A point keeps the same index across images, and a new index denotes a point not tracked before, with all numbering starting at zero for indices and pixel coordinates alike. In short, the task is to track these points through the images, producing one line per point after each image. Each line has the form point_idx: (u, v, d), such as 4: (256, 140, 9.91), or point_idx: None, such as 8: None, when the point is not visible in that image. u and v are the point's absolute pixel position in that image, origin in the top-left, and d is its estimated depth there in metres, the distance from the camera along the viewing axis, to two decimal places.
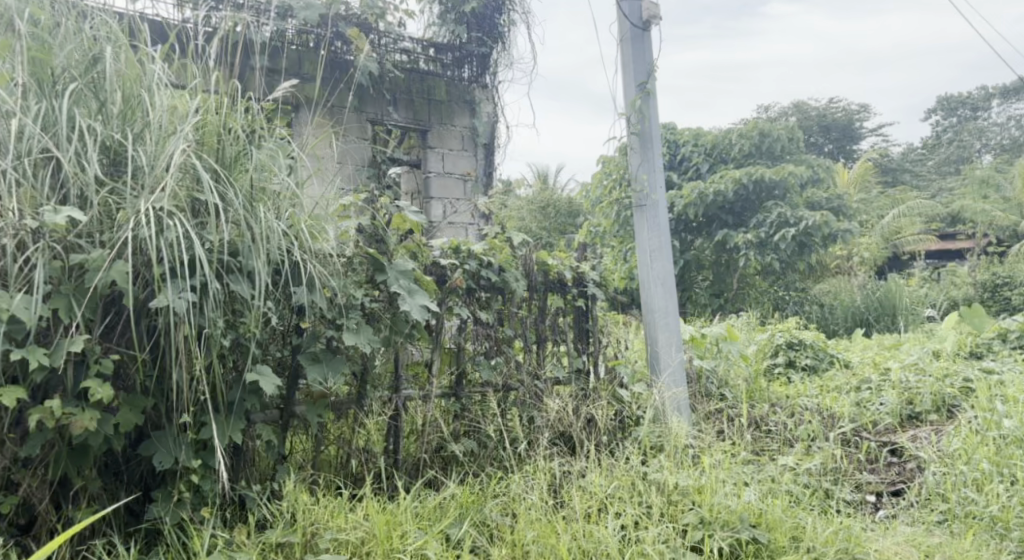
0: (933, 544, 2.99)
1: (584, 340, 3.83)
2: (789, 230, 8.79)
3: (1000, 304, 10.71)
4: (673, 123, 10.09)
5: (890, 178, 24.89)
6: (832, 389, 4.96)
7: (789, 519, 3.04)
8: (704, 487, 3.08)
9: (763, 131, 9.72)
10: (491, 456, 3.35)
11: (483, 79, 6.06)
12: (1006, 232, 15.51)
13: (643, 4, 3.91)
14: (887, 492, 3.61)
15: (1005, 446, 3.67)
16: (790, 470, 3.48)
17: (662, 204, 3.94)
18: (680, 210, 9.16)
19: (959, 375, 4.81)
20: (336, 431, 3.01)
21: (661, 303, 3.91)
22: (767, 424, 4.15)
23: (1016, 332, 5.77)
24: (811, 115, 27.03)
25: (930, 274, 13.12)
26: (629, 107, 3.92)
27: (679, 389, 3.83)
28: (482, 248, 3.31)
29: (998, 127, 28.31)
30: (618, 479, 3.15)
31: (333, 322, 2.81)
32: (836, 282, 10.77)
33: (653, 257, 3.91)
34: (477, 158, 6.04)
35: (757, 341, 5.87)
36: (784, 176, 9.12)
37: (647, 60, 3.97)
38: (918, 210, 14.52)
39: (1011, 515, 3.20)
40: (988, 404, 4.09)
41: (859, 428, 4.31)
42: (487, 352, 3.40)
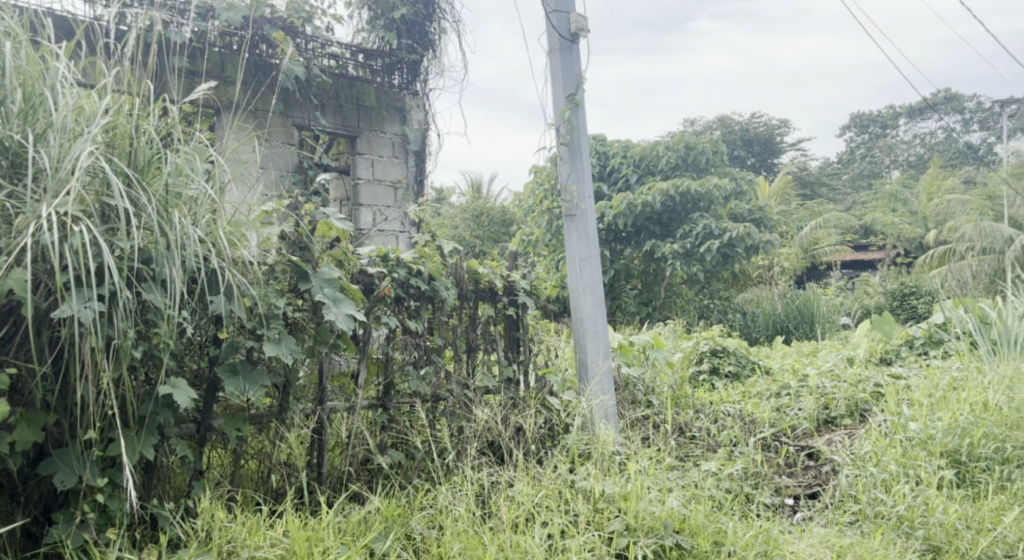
0: (845, 544, 3.10)
1: (514, 349, 3.82)
2: (714, 241, 9.02)
3: (908, 313, 11.28)
4: (603, 134, 10.24)
5: (810, 191, 25.88)
6: (753, 395, 5.09)
7: (711, 523, 3.11)
8: (629, 493, 3.12)
9: (689, 145, 10.00)
10: (418, 468, 3.31)
11: (414, 87, 6.03)
12: (913, 244, 16.37)
13: (571, 16, 3.96)
14: (804, 495, 3.73)
15: (912, 447, 3.83)
16: (713, 475, 3.55)
17: (591, 215, 3.97)
18: (610, 221, 9.30)
19: (870, 380, 5.01)
20: (256, 445, 2.93)
21: (590, 312, 3.93)
22: (692, 430, 4.23)
23: (922, 338, 6.06)
24: (734, 129, 27.93)
25: (845, 282, 13.67)
26: (558, 118, 3.95)
27: (607, 397, 3.87)
28: (411, 256, 3.28)
29: (906, 144, 29.82)
30: (544, 488, 3.16)
31: (253, 333, 2.73)
32: (757, 291, 11.10)
33: (582, 266, 3.93)
34: (408, 165, 5.95)
35: (683, 349, 5.99)
36: (708, 188, 9.38)
37: (576, 72, 4.01)
38: (834, 221, 15.17)
39: (916, 514, 3.34)
40: (896, 408, 4.27)
41: (779, 432, 4.44)
42: (416, 361, 3.34)
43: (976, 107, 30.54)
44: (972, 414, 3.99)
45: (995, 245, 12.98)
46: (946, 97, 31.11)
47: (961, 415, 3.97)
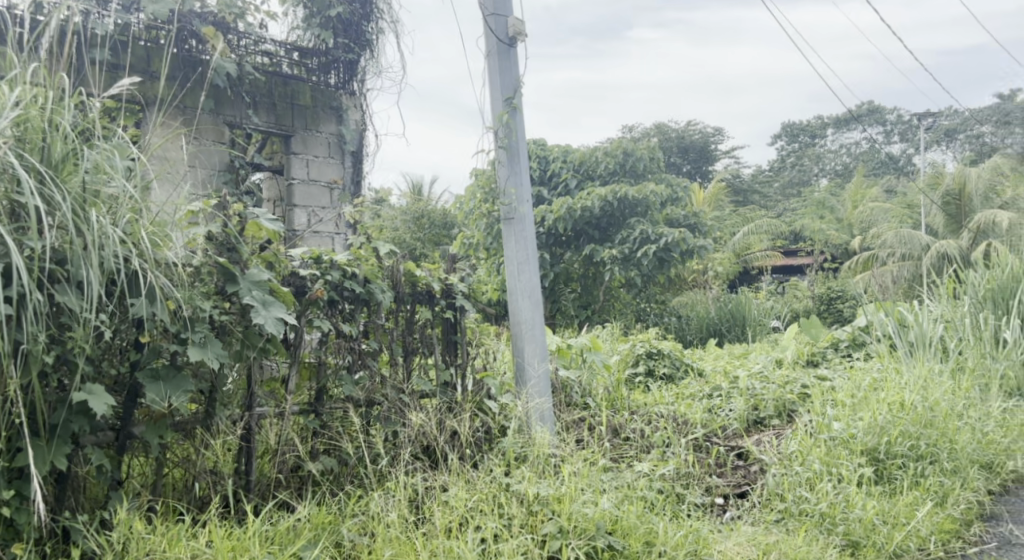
0: (772, 541, 3.18)
1: (452, 353, 3.78)
2: (651, 246, 9.17)
3: (834, 316, 11.70)
4: (543, 139, 10.29)
5: (743, 197, 26.53)
6: (687, 396, 5.18)
7: (643, 524, 3.15)
8: (563, 496, 3.13)
9: (627, 151, 10.14)
10: (351, 474, 3.26)
11: (350, 86, 5.94)
12: (838, 250, 16.99)
13: (509, 20, 3.96)
14: (733, 495, 3.80)
15: (836, 447, 3.94)
16: (646, 476, 3.59)
17: (529, 218, 3.97)
18: (550, 224, 9.35)
19: (797, 382, 5.17)
20: (180, 453, 2.83)
21: (528, 315, 3.93)
22: (626, 431, 4.28)
23: (846, 341, 6.28)
24: (671, 136, 28.46)
25: (776, 287, 14.06)
26: (497, 121, 3.94)
27: (544, 399, 3.87)
28: (345, 258, 3.22)
29: (833, 153, 30.89)
30: (478, 492, 3.15)
31: (178, 337, 2.64)
32: (692, 295, 11.33)
33: (520, 269, 3.93)
34: (344, 166, 5.86)
35: (620, 351, 6.06)
36: (645, 194, 9.52)
37: (514, 76, 4.01)
38: (765, 228, 15.61)
39: (837, 511, 3.45)
40: (821, 408, 4.40)
41: (710, 433, 4.52)
42: (349, 366, 3.29)
43: (897, 119, 31.90)
44: (890, 413, 4.13)
45: (914, 251, 13.57)
46: (870, 109, 32.36)
47: (880, 414, 4.10)
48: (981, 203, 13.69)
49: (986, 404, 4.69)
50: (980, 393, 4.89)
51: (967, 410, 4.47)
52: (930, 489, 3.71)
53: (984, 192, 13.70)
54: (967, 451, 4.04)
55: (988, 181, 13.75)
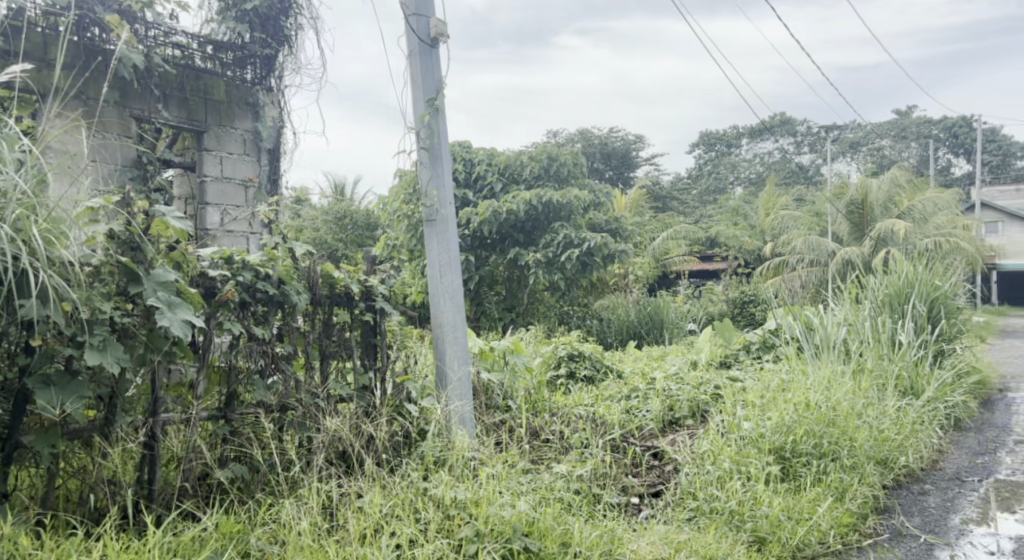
0: (682, 540, 3.26)
1: (371, 356, 3.70)
2: (574, 250, 9.26)
3: (747, 319, 12.10)
4: (468, 141, 10.26)
5: (663, 203, 27.13)
6: (606, 397, 5.24)
7: (559, 524, 3.17)
8: (480, 499, 3.13)
9: (551, 156, 10.19)
10: (262, 481, 3.15)
11: (267, 82, 5.78)
12: (752, 256, 17.58)
13: (431, 21, 3.92)
14: (648, 494, 3.87)
15: (744, 446, 4.06)
16: (563, 477, 3.62)
17: (451, 220, 3.94)
18: (475, 227, 9.33)
19: (710, 383, 5.33)
20: (74, 463, 2.69)
21: (449, 317, 3.89)
22: (545, 433, 4.30)
23: (757, 343, 6.49)
24: (594, 142, 28.85)
25: (693, 291, 14.43)
26: (418, 122, 3.90)
27: (464, 402, 3.85)
28: (258, 258, 3.12)
29: (748, 162, 31.95)
30: (394, 497, 3.11)
31: (73, 340, 2.52)
32: (613, 298, 11.50)
33: (442, 271, 3.89)
34: (260, 163, 5.69)
35: (542, 353, 6.09)
36: (569, 199, 9.60)
37: (435, 77, 3.98)
38: (684, 233, 16.00)
39: (745, 508, 3.56)
40: (732, 408, 4.52)
41: (627, 433, 4.59)
42: (262, 370, 3.19)
43: (806, 131, 33.28)
44: (796, 413, 4.28)
45: (821, 258, 14.19)
46: (781, 120, 33.63)
47: (786, 413, 4.24)
48: (882, 214, 14.40)
49: (883, 404, 4.93)
50: (878, 393, 5.13)
51: (866, 409, 4.68)
52: (831, 485, 3.88)
53: (884, 202, 14.42)
54: (864, 448, 4.23)
55: (888, 192, 14.48)
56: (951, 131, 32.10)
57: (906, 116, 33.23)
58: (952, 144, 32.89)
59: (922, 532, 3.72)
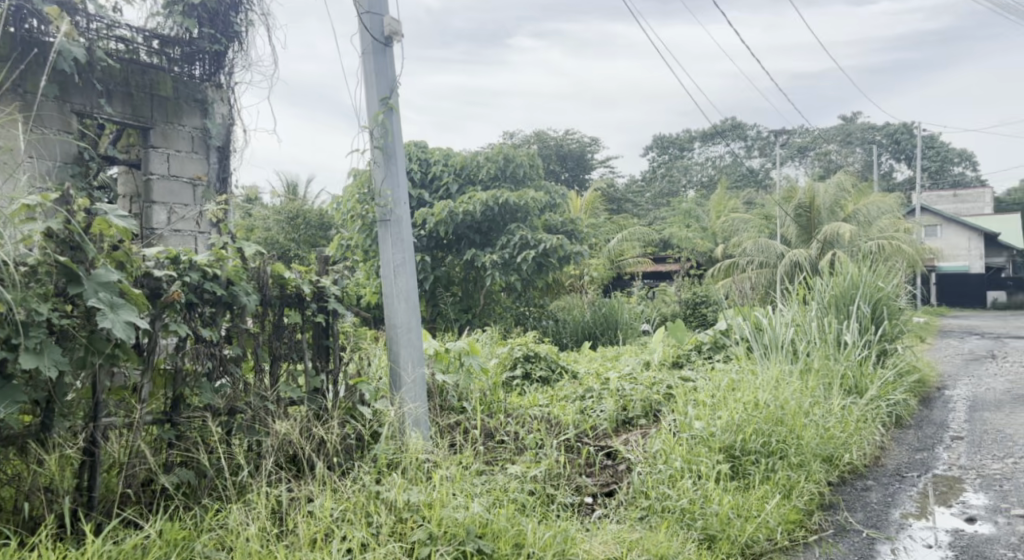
0: (634, 539, 3.29)
1: (323, 358, 3.64)
2: (530, 251, 9.28)
3: (699, 320, 12.30)
4: (423, 140, 10.21)
5: (617, 206, 27.35)
6: (561, 397, 5.26)
7: (512, 526, 3.17)
8: (434, 501, 3.11)
9: (508, 157, 10.19)
10: (209, 486, 3.08)
11: (217, 78, 5.65)
12: (704, 257, 17.87)
13: (385, 19, 3.88)
14: (601, 493, 3.89)
15: (695, 445, 4.10)
16: (517, 478, 3.62)
17: (406, 220, 3.90)
18: (431, 227, 9.28)
19: (663, 383, 5.39)
20: (10, 470, 2.61)
21: (403, 319, 3.85)
22: (500, 434, 4.29)
23: (709, 343, 6.57)
24: (550, 144, 28.98)
25: (647, 292, 14.59)
26: (372, 121, 3.85)
27: (418, 404, 3.81)
28: (206, 258, 3.05)
29: (700, 165, 32.46)
30: (345, 501, 3.07)
31: (8, 343, 2.45)
32: (568, 299, 11.57)
33: (396, 273, 3.85)
34: (209, 161, 5.57)
35: (497, 354, 6.08)
36: (525, 200, 9.61)
37: (390, 76, 3.94)
38: (638, 235, 16.17)
39: (696, 506, 3.61)
40: (683, 408, 4.57)
41: (581, 433, 4.61)
42: (210, 372, 3.12)
43: (756, 135, 33.93)
44: (745, 412, 4.34)
45: (770, 260, 14.48)
46: (733, 124, 34.20)
47: (736, 412, 4.30)
48: (829, 217, 14.75)
49: (829, 402, 5.04)
50: (824, 392, 5.24)
51: (813, 408, 4.78)
52: (778, 483, 3.95)
53: (830, 206, 14.76)
54: (810, 446, 4.32)
55: (834, 195, 14.85)
56: (894, 137, 33.10)
57: (852, 122, 34.13)
58: (895, 150, 33.91)
59: (864, 527, 3.82)
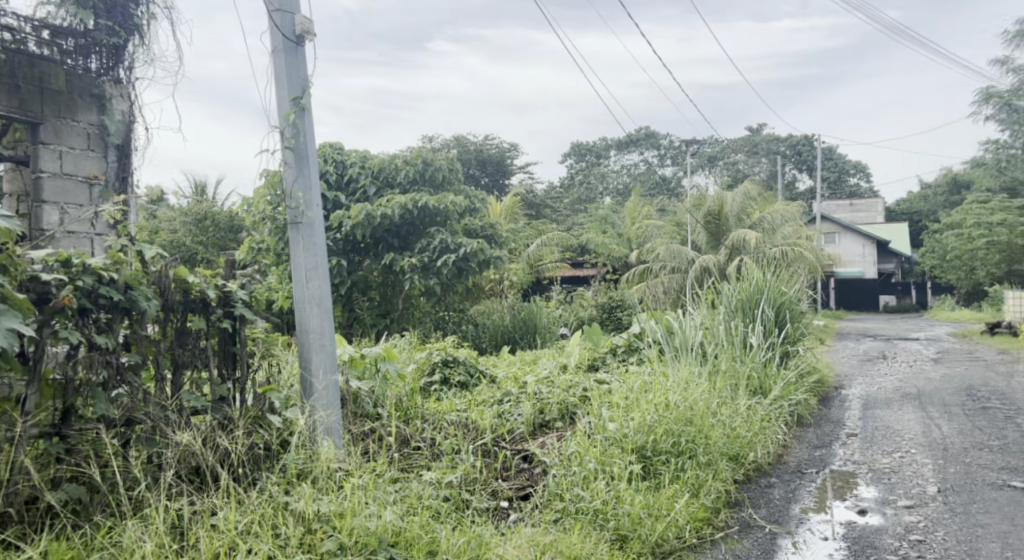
0: (549, 541, 3.30)
1: (229, 366, 3.50)
2: (450, 255, 9.22)
3: (615, 323, 12.52)
4: (340, 142, 10.02)
5: (536, 211, 27.45)
6: (478, 401, 5.23)
7: (426, 534, 3.13)
8: (344, 511, 3.05)
9: (427, 160, 10.15)
10: (102, 502, 2.92)
11: (115, 73, 5.36)
12: (619, 262, 18.21)
13: (296, 18, 3.78)
14: (517, 497, 3.89)
15: (609, 446, 4.15)
16: (432, 484, 3.58)
17: (318, 223, 3.80)
18: (348, 231, 9.10)
19: (579, 385, 5.46)
20: None
21: (316, 324, 3.74)
22: (416, 440, 4.23)
23: (623, 346, 6.66)
24: (470, 149, 28.94)
25: (565, 296, 14.73)
26: (282, 120, 3.74)
27: (330, 412, 3.71)
28: (101, 262, 2.90)
29: (616, 172, 33.08)
30: (251, 514, 2.96)
31: None
32: (488, 304, 11.58)
33: (308, 276, 3.73)
34: (107, 160, 5.31)
35: (416, 360, 6.00)
36: (445, 204, 9.55)
37: (302, 76, 3.84)
38: (556, 240, 16.31)
39: (608, 507, 3.65)
40: (598, 410, 4.61)
41: (497, 437, 4.60)
42: (105, 382, 2.95)
43: (669, 144, 34.86)
44: (656, 412, 4.42)
45: (681, 265, 14.88)
46: (647, 133, 35.03)
47: (648, 413, 4.38)
48: (736, 224, 15.29)
49: (736, 402, 5.20)
50: (732, 393, 5.40)
51: (721, 408, 4.92)
52: (687, 482, 4.04)
53: (737, 213, 15.30)
54: (718, 445, 4.45)
55: (742, 203, 15.39)
56: (796, 148, 34.69)
57: (758, 133, 35.50)
58: (797, 160, 35.46)
59: (767, 522, 3.95)
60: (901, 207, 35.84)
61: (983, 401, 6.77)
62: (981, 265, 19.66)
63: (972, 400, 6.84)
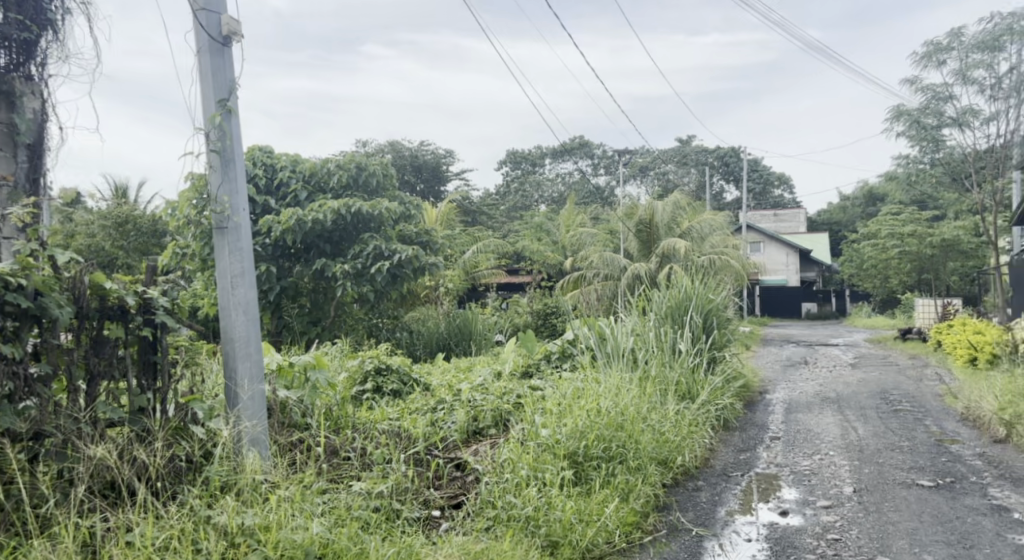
0: (480, 549, 3.30)
1: (149, 376, 3.35)
2: (384, 262, 9.10)
3: (549, 330, 12.61)
4: (269, 146, 9.80)
5: (471, 218, 27.39)
6: (411, 410, 5.16)
7: (354, 545, 3.08)
8: (270, 523, 2.99)
9: (360, 165, 10.03)
10: (7, 521, 2.78)
11: (27, 69, 4.48)
12: (554, 269, 18.32)
13: (223, 18, 3.69)
14: (448, 506, 3.86)
15: (541, 452, 4.15)
16: (362, 495, 3.52)
17: (245, 228, 3.70)
18: (277, 236, 8.89)
19: (513, 392, 5.47)
20: None
21: (242, 332, 3.63)
22: (345, 449, 4.15)
23: (557, 353, 6.68)
24: (404, 155, 28.72)
25: (500, 303, 14.76)
26: (208, 123, 3.63)
27: (256, 423, 3.60)
28: (9, 268, 2.79)
29: (551, 181, 33.36)
30: (170, 528, 2.87)
31: None
32: (423, 310, 11.51)
33: (234, 283, 3.63)
34: (17, 160, 4.43)
35: (347, 368, 5.90)
36: (379, 210, 9.46)
37: (228, 77, 3.74)
38: (491, 247, 16.33)
39: (540, 513, 3.66)
40: (531, 416, 4.62)
41: (430, 445, 4.56)
42: (11, 394, 2.84)
43: (603, 154, 35.41)
44: (588, 418, 4.46)
45: (614, 272, 15.10)
46: (581, 142, 35.49)
47: (580, 419, 4.41)
48: (666, 232, 15.58)
49: (664, 407, 5.29)
50: (661, 398, 5.50)
51: (650, 414, 4.99)
52: (618, 486, 4.09)
53: (667, 223, 15.59)
54: (647, 450, 4.51)
55: (672, 212, 15.69)
56: (724, 159, 35.71)
57: (688, 144, 36.39)
58: (725, 172, 36.51)
59: (694, 525, 4.02)
60: (822, 218, 37.25)
61: (896, 404, 7.08)
62: (895, 274, 20.55)
63: (886, 403, 7.16)
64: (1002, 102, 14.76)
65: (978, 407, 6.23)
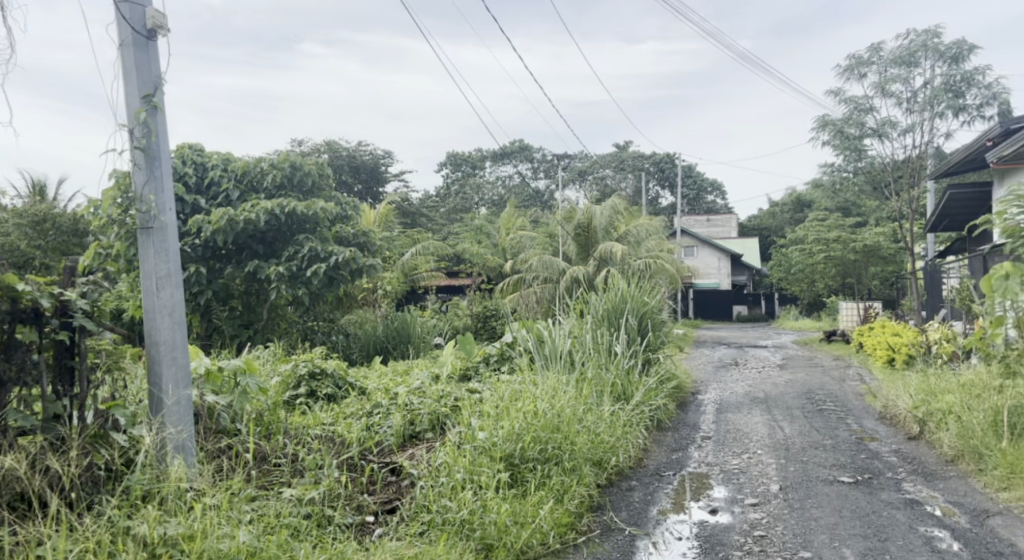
0: (413, 554, 3.26)
1: (66, 382, 3.22)
2: (320, 264, 8.94)
3: (488, 332, 12.58)
4: (199, 144, 9.54)
5: (411, 220, 27.14)
6: (346, 414, 5.06)
7: (282, 553, 3.00)
8: (195, 532, 2.90)
9: (295, 165, 9.84)
10: None
11: None
12: (493, 272, 18.30)
13: (147, 11, 3.56)
14: (383, 511, 3.80)
15: (478, 455, 4.12)
16: (292, 502, 3.44)
17: (172, 228, 3.58)
18: (208, 236, 8.64)
19: (451, 395, 5.43)
20: None
21: (167, 336, 3.50)
22: (275, 455, 4.05)
23: (495, 355, 6.67)
24: (342, 154, 28.27)
25: (439, 305, 14.67)
26: (133, 119, 3.49)
27: (182, 429, 3.47)
28: None
29: (491, 184, 33.38)
30: (85, 541, 2.75)
31: None
32: (360, 313, 11.36)
33: (159, 284, 3.50)
34: None
35: (280, 373, 5.76)
36: (314, 211, 9.31)
37: (154, 71, 3.60)
38: (430, 249, 16.21)
39: (475, 516, 3.64)
40: (467, 419, 4.58)
41: (365, 450, 4.49)
42: None
43: (542, 158, 35.62)
44: (525, 421, 4.45)
45: (553, 275, 15.17)
46: (521, 146, 35.64)
47: (517, 421, 4.40)
48: (604, 236, 15.74)
49: (600, 409, 5.33)
50: (596, 399, 5.54)
51: (586, 415, 5.02)
52: (553, 488, 4.11)
53: (605, 226, 15.75)
54: (583, 451, 4.54)
55: (609, 217, 15.86)
56: (659, 165, 36.36)
57: (625, 150, 36.93)
58: (661, 178, 37.19)
59: (627, 525, 4.07)
60: (753, 223, 38.29)
61: (821, 404, 7.31)
62: (821, 278, 21.23)
63: (812, 402, 7.39)
64: (917, 114, 15.33)
65: (895, 405, 6.47)
